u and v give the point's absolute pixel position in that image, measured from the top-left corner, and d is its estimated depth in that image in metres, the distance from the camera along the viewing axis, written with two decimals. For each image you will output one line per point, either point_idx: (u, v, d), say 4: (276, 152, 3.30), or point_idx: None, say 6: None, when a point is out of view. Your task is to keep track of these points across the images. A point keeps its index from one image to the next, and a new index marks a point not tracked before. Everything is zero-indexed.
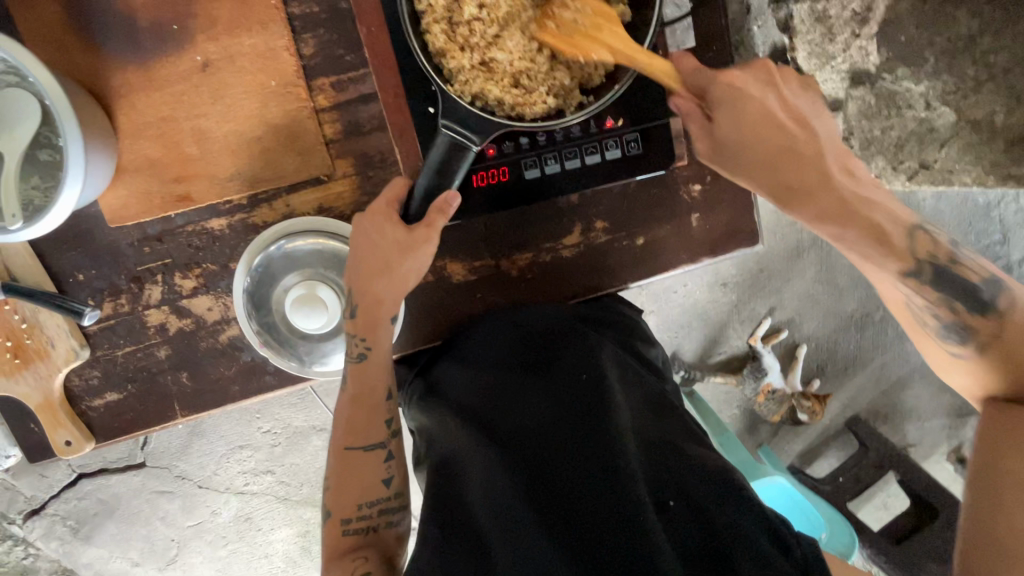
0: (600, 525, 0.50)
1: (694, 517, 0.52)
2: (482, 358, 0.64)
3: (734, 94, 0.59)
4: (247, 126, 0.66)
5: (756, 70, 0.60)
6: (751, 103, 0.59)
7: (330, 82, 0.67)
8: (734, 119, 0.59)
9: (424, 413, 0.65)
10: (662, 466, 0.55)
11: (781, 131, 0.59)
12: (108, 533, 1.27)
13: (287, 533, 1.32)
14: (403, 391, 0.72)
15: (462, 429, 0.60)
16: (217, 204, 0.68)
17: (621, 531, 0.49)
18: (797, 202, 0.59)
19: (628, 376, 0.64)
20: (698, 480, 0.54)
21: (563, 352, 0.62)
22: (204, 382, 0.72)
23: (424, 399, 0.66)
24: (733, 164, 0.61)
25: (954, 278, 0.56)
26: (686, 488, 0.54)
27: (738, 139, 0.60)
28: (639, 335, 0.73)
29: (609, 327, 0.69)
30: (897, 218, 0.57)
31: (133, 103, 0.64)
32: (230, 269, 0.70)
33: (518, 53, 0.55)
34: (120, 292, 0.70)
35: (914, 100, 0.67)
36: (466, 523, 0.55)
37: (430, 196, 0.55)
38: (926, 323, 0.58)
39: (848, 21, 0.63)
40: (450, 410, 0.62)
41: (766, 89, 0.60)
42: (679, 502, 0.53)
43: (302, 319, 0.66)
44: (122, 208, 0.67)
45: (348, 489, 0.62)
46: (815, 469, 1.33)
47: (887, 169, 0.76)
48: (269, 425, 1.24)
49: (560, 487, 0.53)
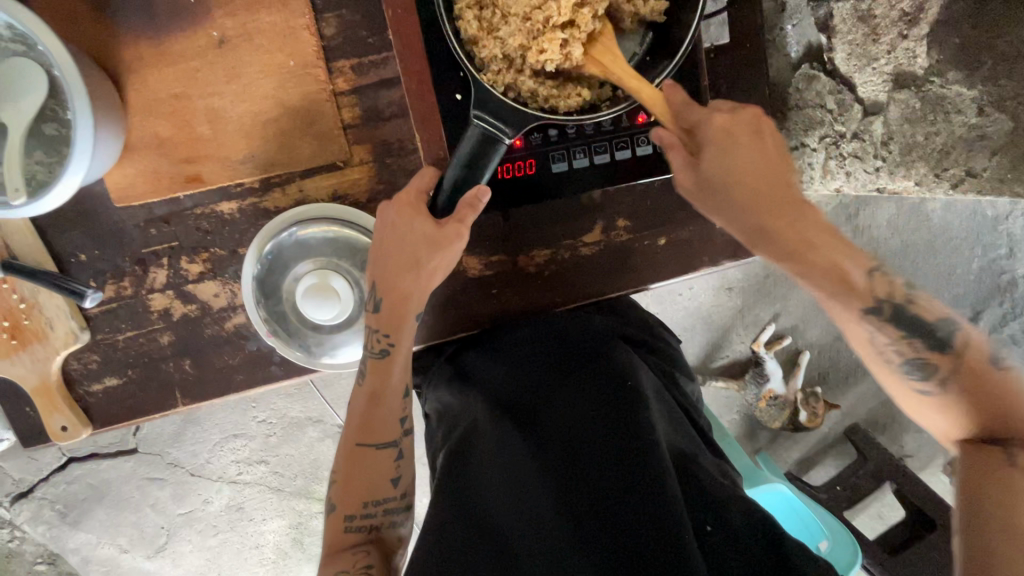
0: (629, 531, 0.48)
1: (732, 543, 0.48)
2: (520, 355, 0.64)
3: (724, 139, 0.53)
4: (262, 107, 0.63)
5: (744, 114, 0.55)
6: (740, 148, 0.53)
7: (351, 65, 0.64)
8: (721, 159, 0.53)
9: (450, 398, 0.65)
10: (697, 491, 0.53)
11: (769, 174, 0.54)
12: (97, 518, 1.24)
13: (278, 525, 1.29)
14: (427, 376, 0.71)
15: (494, 427, 0.58)
16: (228, 186, 0.66)
17: (654, 540, 0.46)
18: (767, 243, 0.53)
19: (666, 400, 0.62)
20: (740, 512, 0.50)
21: (605, 356, 0.61)
22: (208, 370, 0.70)
23: (455, 382, 0.65)
24: (713, 203, 0.55)
25: (911, 316, 0.50)
26: (726, 515, 0.50)
27: (722, 179, 0.53)
28: (680, 367, 0.72)
29: (648, 350, 0.70)
30: (858, 257, 0.52)
31: (145, 78, 0.62)
32: (238, 255, 0.68)
33: (522, 27, 0.51)
34: (123, 275, 0.67)
35: (964, 106, 0.60)
36: (485, 513, 0.52)
37: (459, 191, 0.53)
38: (890, 360, 0.51)
39: (895, 21, 0.61)
40: (481, 397, 0.61)
41: (755, 138, 0.54)
42: (715, 526, 0.49)
43: (313, 310, 0.63)
44: (129, 187, 0.64)
45: (355, 485, 0.59)
46: (813, 477, 1.31)
47: (928, 177, 0.65)
48: (265, 415, 1.22)
49: (590, 486, 0.52)
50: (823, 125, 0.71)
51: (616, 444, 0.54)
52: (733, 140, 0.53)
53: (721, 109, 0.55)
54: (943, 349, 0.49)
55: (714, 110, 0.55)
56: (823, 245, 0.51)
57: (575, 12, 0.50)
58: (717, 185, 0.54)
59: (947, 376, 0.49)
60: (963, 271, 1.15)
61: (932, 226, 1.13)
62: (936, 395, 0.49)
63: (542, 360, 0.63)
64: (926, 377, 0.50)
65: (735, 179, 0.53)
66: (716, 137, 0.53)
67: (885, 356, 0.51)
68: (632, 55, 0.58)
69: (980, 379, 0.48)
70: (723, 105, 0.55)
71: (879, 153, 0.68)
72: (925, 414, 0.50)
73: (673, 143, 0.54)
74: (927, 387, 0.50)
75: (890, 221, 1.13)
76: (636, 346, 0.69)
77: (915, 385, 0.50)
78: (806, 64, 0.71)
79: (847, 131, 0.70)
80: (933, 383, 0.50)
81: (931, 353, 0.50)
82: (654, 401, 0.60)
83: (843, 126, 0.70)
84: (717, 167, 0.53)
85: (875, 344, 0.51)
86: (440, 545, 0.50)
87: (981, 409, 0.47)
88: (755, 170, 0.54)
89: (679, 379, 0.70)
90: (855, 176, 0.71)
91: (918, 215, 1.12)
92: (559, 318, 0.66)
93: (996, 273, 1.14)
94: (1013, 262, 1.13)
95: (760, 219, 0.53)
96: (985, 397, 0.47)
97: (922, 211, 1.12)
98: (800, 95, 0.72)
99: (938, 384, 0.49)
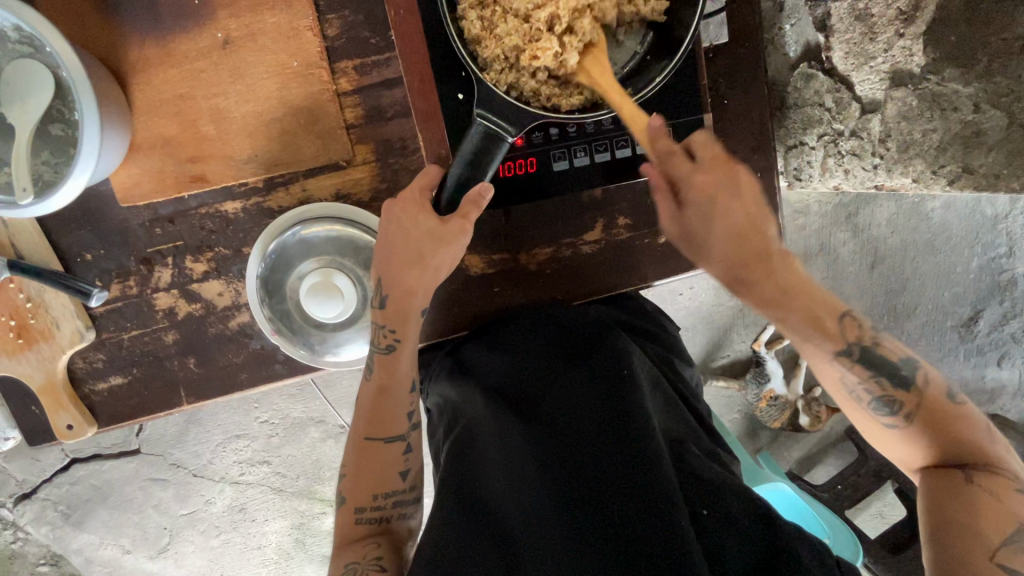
0: (625, 515, 0.48)
1: (729, 526, 0.48)
2: (519, 346, 0.64)
3: (706, 198, 0.57)
4: (266, 107, 0.64)
5: (722, 169, 0.57)
6: (718, 209, 0.57)
7: (353, 65, 0.65)
8: (703, 217, 0.58)
9: (450, 390, 0.65)
10: (694, 477, 0.53)
11: (743, 233, 0.58)
12: (100, 519, 1.25)
13: (280, 525, 1.30)
14: (428, 369, 0.72)
15: (493, 416, 0.59)
16: (232, 185, 0.66)
17: (649, 524, 0.47)
18: (743, 293, 0.59)
19: (662, 387, 0.62)
20: (734, 497, 0.51)
21: (603, 346, 0.62)
22: (212, 369, 0.71)
23: (454, 373, 0.66)
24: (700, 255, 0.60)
25: (877, 358, 0.55)
26: (721, 501, 0.50)
27: (703, 236, 0.59)
28: (680, 354, 0.73)
29: (648, 340, 0.70)
30: (826, 306, 0.57)
31: (150, 79, 0.62)
32: (242, 255, 0.68)
33: (519, 28, 0.52)
34: (128, 274, 0.68)
35: (960, 103, 0.61)
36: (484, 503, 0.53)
37: (463, 188, 0.53)
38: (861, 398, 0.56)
39: (892, 20, 0.62)
40: (480, 389, 0.62)
41: (733, 193, 0.57)
42: (711, 511, 0.49)
43: (317, 307, 0.64)
44: (134, 186, 0.65)
45: (365, 478, 0.60)
46: (814, 476, 1.30)
47: (925, 174, 0.65)
48: (267, 415, 1.23)
49: (587, 472, 0.52)
50: (822, 124, 0.72)
51: (614, 432, 0.54)
52: (714, 203, 0.57)
53: (700, 164, 0.57)
54: (907, 386, 0.54)
55: (694, 166, 0.57)
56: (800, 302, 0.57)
57: (575, 19, 0.51)
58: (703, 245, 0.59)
59: (911, 411, 0.54)
60: (962, 270, 1.15)
61: (933, 224, 1.13)
62: (901, 427, 0.54)
63: (540, 350, 0.63)
64: (892, 413, 0.55)
65: (715, 239, 0.59)
66: (698, 198, 0.57)
67: (857, 392, 0.56)
68: (633, 54, 0.58)
69: (939, 413, 0.53)
70: (705, 158, 0.57)
71: (876, 150, 0.68)
72: (885, 440, 0.56)
73: (661, 185, 0.58)
74: (892, 421, 0.55)
75: (890, 219, 1.14)
76: (636, 335, 0.70)
77: (884, 417, 0.55)
78: (804, 64, 0.73)
79: (844, 129, 0.70)
80: (898, 417, 0.54)
81: (898, 391, 0.54)
82: (651, 387, 0.60)
83: (841, 125, 0.70)
84: (700, 228, 0.59)
85: (846, 382, 0.56)
86: (441, 535, 0.52)
87: (936, 438, 0.53)
88: (735, 230, 0.58)
89: (679, 365, 0.71)
90: (854, 173, 0.72)
91: (919, 214, 1.13)
92: (558, 309, 0.66)
93: (996, 271, 1.15)
94: (1013, 261, 1.14)
95: (736, 274, 0.59)
96: (942, 428, 0.53)
97: (923, 209, 1.13)
98: (799, 94, 0.73)
99: (904, 416, 0.54)
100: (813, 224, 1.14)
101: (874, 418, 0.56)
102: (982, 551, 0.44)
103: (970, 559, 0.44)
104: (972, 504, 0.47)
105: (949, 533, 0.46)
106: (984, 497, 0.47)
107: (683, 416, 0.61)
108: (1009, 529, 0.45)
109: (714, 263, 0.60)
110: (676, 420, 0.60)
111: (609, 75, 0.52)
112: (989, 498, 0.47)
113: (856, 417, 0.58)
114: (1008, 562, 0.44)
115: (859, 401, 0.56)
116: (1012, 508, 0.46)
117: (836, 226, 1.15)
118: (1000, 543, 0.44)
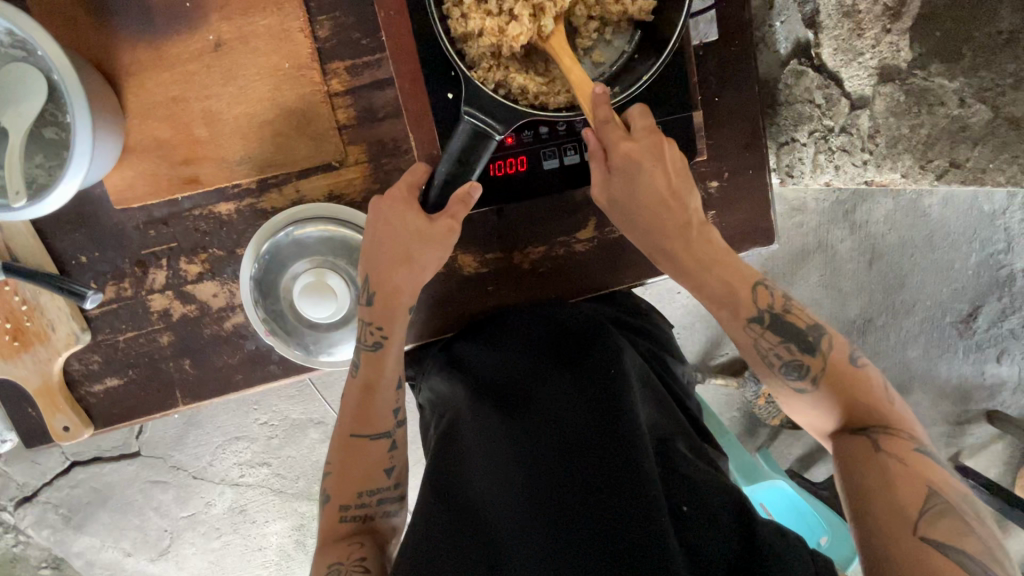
0: (607, 515, 0.49)
1: (709, 523, 0.48)
2: (508, 344, 0.64)
3: (630, 164, 0.56)
4: (259, 108, 0.64)
5: (648, 138, 0.57)
6: (643, 176, 0.57)
7: (345, 66, 0.65)
8: (625, 182, 0.57)
9: (441, 387, 0.65)
10: (679, 473, 0.53)
11: (665, 203, 0.58)
12: (100, 522, 1.25)
13: (281, 526, 1.30)
14: (421, 366, 0.72)
15: (482, 413, 0.59)
16: (226, 187, 0.67)
17: (630, 523, 0.47)
18: (665, 262, 0.60)
19: (653, 385, 0.62)
20: (718, 497, 0.51)
21: (592, 345, 0.61)
22: (208, 370, 0.71)
23: (445, 371, 0.66)
24: (623, 221, 0.60)
25: (786, 325, 0.58)
26: (704, 499, 0.50)
27: (625, 201, 0.58)
28: (671, 352, 0.73)
29: (639, 335, 0.70)
30: (742, 274, 0.59)
31: (143, 81, 0.63)
32: (237, 255, 0.69)
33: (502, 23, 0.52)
34: (123, 276, 0.68)
35: (947, 97, 0.62)
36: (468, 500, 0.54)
37: (451, 185, 0.55)
38: (771, 363, 0.59)
39: (879, 16, 0.62)
40: (469, 387, 0.62)
41: (657, 164, 0.57)
42: (692, 507, 0.50)
43: (310, 307, 0.64)
44: (128, 189, 0.65)
45: (350, 475, 0.60)
46: (813, 473, 1.32)
47: (914, 169, 0.67)
48: (266, 416, 1.23)
49: (570, 471, 0.53)
50: (812, 120, 0.71)
51: (597, 431, 0.54)
52: (640, 166, 0.56)
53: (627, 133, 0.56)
54: (812, 352, 0.57)
55: (626, 135, 0.56)
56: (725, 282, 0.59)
57: None
58: (626, 209, 0.59)
59: (817, 374, 0.57)
60: (961, 266, 1.15)
61: (930, 221, 1.13)
62: (811, 390, 0.57)
63: (529, 348, 0.63)
64: (801, 378, 0.57)
65: (637, 203, 0.58)
66: (621, 162, 0.56)
67: (770, 359, 0.59)
68: (622, 53, 0.59)
69: (842, 377, 0.56)
70: (638, 127, 0.57)
71: (866, 146, 0.69)
72: (801, 408, 0.59)
73: (595, 151, 0.57)
74: (803, 386, 0.58)
75: (887, 216, 1.13)
76: (628, 331, 0.70)
77: (795, 383, 0.58)
78: (795, 60, 0.71)
79: (834, 125, 0.70)
80: (807, 382, 0.57)
81: (805, 356, 0.57)
82: (640, 386, 0.60)
83: (831, 121, 0.70)
84: (621, 191, 0.58)
85: (759, 349, 0.59)
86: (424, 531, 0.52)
87: (843, 403, 0.56)
88: (656, 198, 0.58)
89: (670, 363, 0.71)
90: (844, 170, 0.71)
91: (916, 210, 1.13)
92: (549, 306, 0.66)
93: (995, 267, 1.15)
94: (1011, 256, 1.14)
95: (658, 240, 0.59)
96: (845, 392, 0.56)
97: (920, 206, 1.13)
98: (790, 91, 0.71)
99: (812, 380, 0.57)
100: (810, 222, 1.14)
101: (786, 384, 0.58)
102: (903, 524, 0.46)
103: (893, 534, 0.46)
104: (884, 469, 0.50)
105: (865, 502, 0.49)
106: (889, 461, 0.50)
107: (672, 413, 0.61)
108: (918, 491, 0.48)
109: (637, 228, 0.59)
110: (665, 418, 0.60)
111: (556, 40, 0.53)
112: (895, 463, 0.50)
113: (774, 387, 0.60)
114: (928, 531, 0.45)
115: (772, 369, 0.59)
116: (915, 468, 0.50)
117: (833, 223, 1.15)
118: (917, 511, 0.46)
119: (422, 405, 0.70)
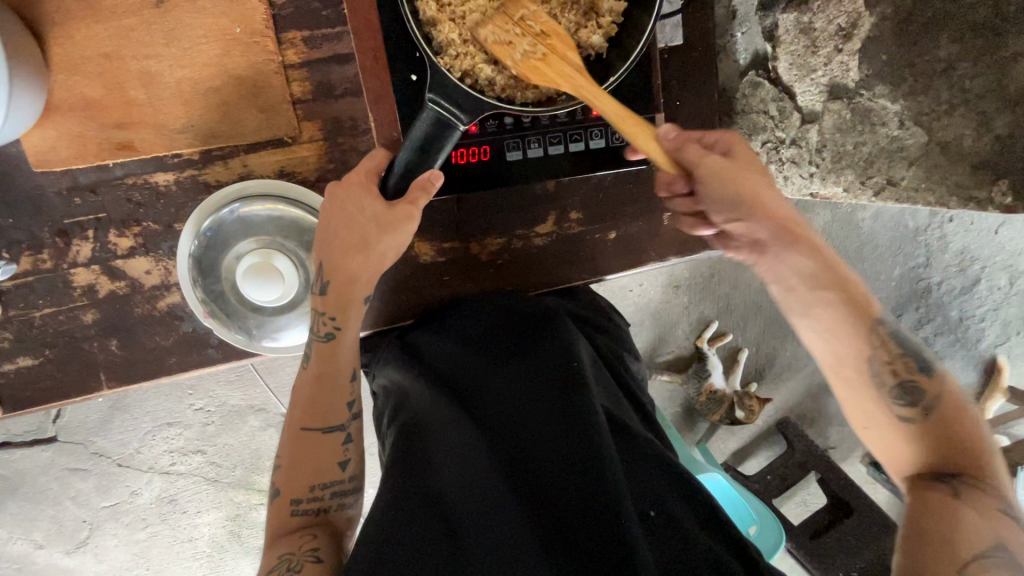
0: (573, 508, 0.49)
1: (673, 523, 0.50)
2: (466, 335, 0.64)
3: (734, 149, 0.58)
4: (204, 74, 0.60)
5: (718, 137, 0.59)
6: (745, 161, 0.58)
7: (302, 37, 0.62)
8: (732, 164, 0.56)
9: (399, 376, 0.63)
10: (640, 472, 0.54)
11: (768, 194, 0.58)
12: (9, 511, 1.15)
13: (214, 516, 1.24)
14: (376, 354, 0.70)
15: (440, 401, 0.58)
16: (164, 156, 0.62)
17: (597, 521, 0.47)
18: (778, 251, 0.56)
19: (610, 384, 0.63)
20: (676, 501, 0.52)
21: (551, 340, 0.61)
22: (137, 352, 0.66)
23: (399, 361, 0.64)
24: (744, 208, 0.57)
25: (904, 335, 0.54)
26: (665, 498, 0.52)
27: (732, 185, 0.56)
28: (627, 350, 0.75)
29: (598, 333, 0.72)
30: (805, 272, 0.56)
31: (72, 33, 0.57)
32: (174, 231, 0.64)
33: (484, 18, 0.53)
34: (42, 246, 0.62)
35: (889, 118, 0.61)
36: (431, 494, 0.51)
37: (412, 174, 0.53)
38: (882, 382, 0.53)
39: (832, 35, 0.63)
40: (428, 377, 0.61)
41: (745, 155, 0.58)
42: (657, 511, 0.51)
43: (254, 290, 0.61)
44: (51, 150, 0.59)
45: (301, 468, 0.58)
46: (744, 467, 1.35)
47: (855, 184, 0.68)
48: (201, 402, 1.16)
49: (535, 465, 0.52)
50: (766, 131, 0.76)
51: (560, 424, 0.54)
52: (745, 153, 0.58)
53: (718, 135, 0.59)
54: (931, 376, 0.52)
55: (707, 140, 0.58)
56: (817, 267, 0.56)
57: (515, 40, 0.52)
58: (736, 194, 0.56)
59: (931, 406, 0.51)
60: (885, 277, 1.24)
61: (862, 235, 1.22)
62: (918, 422, 0.51)
63: (488, 341, 0.63)
64: (913, 405, 0.51)
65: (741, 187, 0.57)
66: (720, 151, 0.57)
67: (879, 378, 0.53)
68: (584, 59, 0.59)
69: (950, 414, 0.51)
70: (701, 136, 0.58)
71: (813, 159, 0.72)
72: (881, 436, 0.52)
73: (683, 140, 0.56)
74: (911, 414, 0.51)
75: (823, 227, 1.20)
76: (587, 327, 0.71)
77: (900, 410, 0.52)
78: (753, 71, 0.75)
79: (786, 137, 0.74)
80: (915, 410, 0.51)
81: (922, 377, 0.52)
82: (595, 379, 0.61)
83: (783, 132, 0.74)
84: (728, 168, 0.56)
85: (876, 360, 0.53)
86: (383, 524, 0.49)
87: (939, 444, 0.49)
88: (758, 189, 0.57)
89: (627, 359, 0.73)
90: (792, 180, 0.76)
91: (850, 224, 1.20)
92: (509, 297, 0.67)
93: (914, 280, 1.24)
94: (929, 270, 1.23)
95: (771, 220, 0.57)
96: (948, 435, 0.50)
97: (853, 219, 1.20)
98: (748, 100, 0.77)
99: (922, 411, 0.51)
100: None
101: (891, 407, 0.52)
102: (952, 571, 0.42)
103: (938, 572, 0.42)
104: (955, 520, 0.44)
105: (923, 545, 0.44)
106: (970, 516, 0.45)
107: (627, 410, 0.62)
108: (981, 544, 0.43)
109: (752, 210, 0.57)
110: (622, 412, 0.61)
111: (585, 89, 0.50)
112: (971, 515, 0.45)
113: (860, 408, 0.54)
114: None
115: (881, 386, 0.53)
116: (992, 529, 0.44)
117: None
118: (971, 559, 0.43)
119: (377, 393, 0.68)
